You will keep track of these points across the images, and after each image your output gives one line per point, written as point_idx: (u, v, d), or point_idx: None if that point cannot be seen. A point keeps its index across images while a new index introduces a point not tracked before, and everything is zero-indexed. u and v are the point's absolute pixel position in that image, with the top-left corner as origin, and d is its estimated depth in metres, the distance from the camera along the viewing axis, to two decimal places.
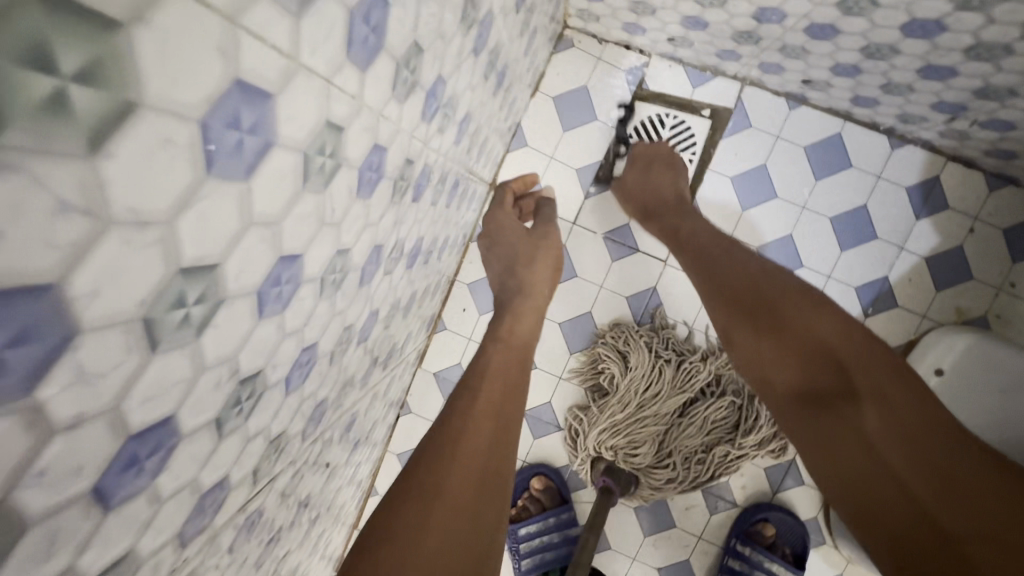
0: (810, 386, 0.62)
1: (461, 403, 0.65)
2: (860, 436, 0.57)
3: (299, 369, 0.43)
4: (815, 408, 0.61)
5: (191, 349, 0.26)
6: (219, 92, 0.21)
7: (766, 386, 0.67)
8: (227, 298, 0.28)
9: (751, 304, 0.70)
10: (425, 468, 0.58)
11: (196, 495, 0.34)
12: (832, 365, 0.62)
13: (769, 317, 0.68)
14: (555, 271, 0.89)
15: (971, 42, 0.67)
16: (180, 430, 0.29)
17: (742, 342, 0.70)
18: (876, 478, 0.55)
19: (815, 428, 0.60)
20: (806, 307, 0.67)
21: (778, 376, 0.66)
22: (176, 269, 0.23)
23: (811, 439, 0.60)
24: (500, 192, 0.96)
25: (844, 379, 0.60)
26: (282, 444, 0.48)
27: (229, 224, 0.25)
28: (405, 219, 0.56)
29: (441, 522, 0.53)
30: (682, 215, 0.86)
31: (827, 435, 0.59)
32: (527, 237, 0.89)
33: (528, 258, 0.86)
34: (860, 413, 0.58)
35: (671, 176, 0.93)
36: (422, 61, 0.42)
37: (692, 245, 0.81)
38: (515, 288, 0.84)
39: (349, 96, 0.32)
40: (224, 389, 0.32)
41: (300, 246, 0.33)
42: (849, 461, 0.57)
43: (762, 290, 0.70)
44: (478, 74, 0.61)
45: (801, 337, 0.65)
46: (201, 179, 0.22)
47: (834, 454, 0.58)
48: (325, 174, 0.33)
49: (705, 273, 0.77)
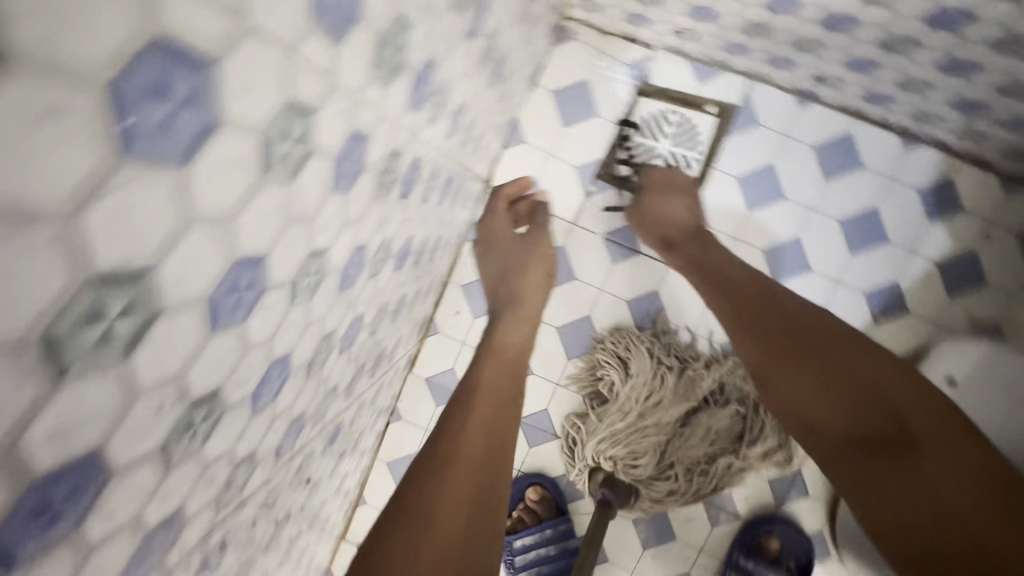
0: (860, 432, 0.60)
1: (452, 419, 0.61)
2: (928, 492, 0.54)
3: (268, 384, 0.38)
4: (867, 456, 0.58)
5: (117, 372, 0.22)
6: (131, 51, 0.17)
7: (806, 429, 0.64)
8: (166, 311, 0.23)
9: (784, 339, 0.68)
10: (414, 492, 0.54)
11: (139, 532, 0.30)
12: (883, 411, 0.60)
13: (808, 353, 0.66)
14: (549, 281, 0.83)
15: (1000, 34, 0.63)
16: (110, 465, 0.24)
17: (774, 378, 0.67)
18: (938, 526, 0.52)
19: (867, 480, 0.57)
20: (831, 338, 0.67)
21: (822, 419, 0.63)
22: (89, 276, 0.18)
23: (851, 481, 0.59)
24: (493, 197, 0.91)
25: (898, 426, 0.58)
26: (253, 465, 0.43)
27: (159, 220, 0.20)
28: (392, 218, 0.51)
29: (430, 549, 0.50)
30: (705, 242, 0.83)
31: (886, 486, 0.56)
32: (518, 243, 0.85)
33: (520, 265, 0.82)
34: (917, 460, 0.56)
35: (686, 203, 0.88)
36: (409, 39, 0.37)
37: (719, 272, 0.78)
38: (507, 295, 0.79)
39: (318, 73, 0.27)
40: (170, 415, 0.27)
41: (263, 246, 0.29)
42: (911, 509, 0.54)
43: (793, 326, 0.69)
44: (474, 61, 0.56)
45: (834, 365, 0.64)
46: (114, 161, 0.17)
47: (899, 508, 0.54)
48: (292, 163, 0.28)
49: (742, 321, 0.73)
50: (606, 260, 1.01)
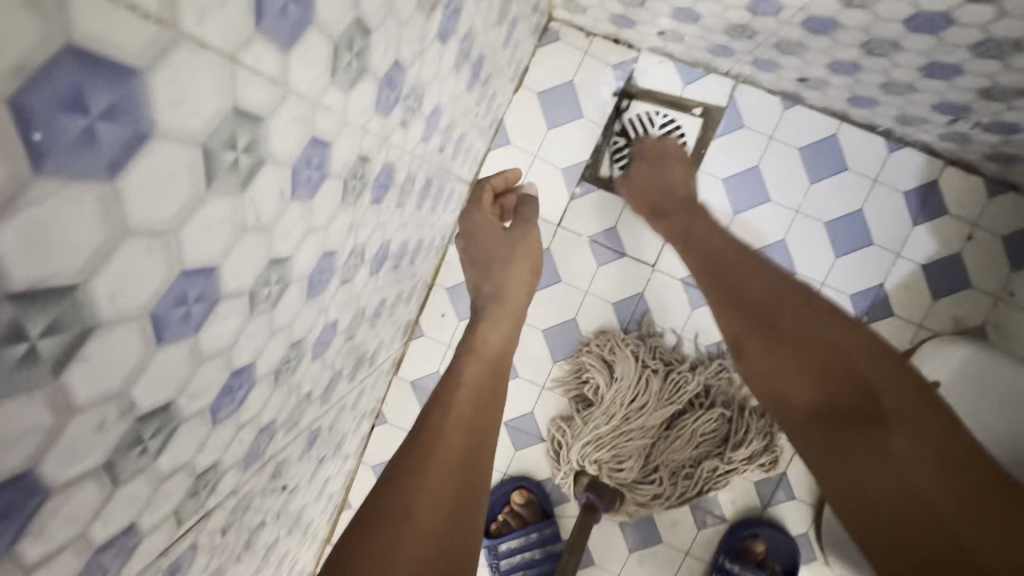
0: (833, 406, 0.61)
1: (431, 421, 0.60)
2: (889, 462, 0.55)
3: (229, 395, 0.37)
4: (838, 429, 0.59)
5: (46, 392, 0.21)
6: (37, 63, 0.16)
7: (778, 400, 0.65)
8: (101, 327, 0.22)
9: (766, 311, 0.68)
10: (389, 495, 0.53)
11: (87, 551, 0.29)
12: (857, 386, 0.60)
13: (790, 327, 0.66)
14: (535, 277, 0.81)
15: (979, 38, 0.62)
16: (44, 486, 0.23)
17: (753, 348, 0.68)
18: (897, 497, 0.54)
19: (834, 451, 0.59)
20: (815, 313, 0.67)
21: (796, 393, 0.64)
22: (3, 295, 0.18)
23: (821, 451, 0.60)
24: (478, 189, 0.86)
25: (869, 402, 0.59)
26: (217, 476, 0.42)
27: (85, 234, 0.20)
28: (364, 223, 0.50)
29: (407, 551, 0.49)
30: (692, 214, 0.82)
31: (853, 458, 0.57)
32: (503, 238, 0.80)
33: (505, 261, 0.79)
34: (885, 436, 0.57)
35: (682, 172, 0.87)
36: (371, 43, 0.36)
37: (705, 244, 0.77)
38: (490, 293, 0.77)
39: (265, 79, 0.27)
40: (113, 432, 0.26)
41: (213, 257, 0.28)
42: (874, 483, 0.56)
43: (776, 299, 0.69)
44: (449, 64, 0.55)
45: (814, 339, 0.65)
46: (24, 176, 0.17)
47: (862, 479, 0.56)
48: (240, 173, 0.28)
49: (727, 290, 0.72)
50: (592, 263, 1.01)
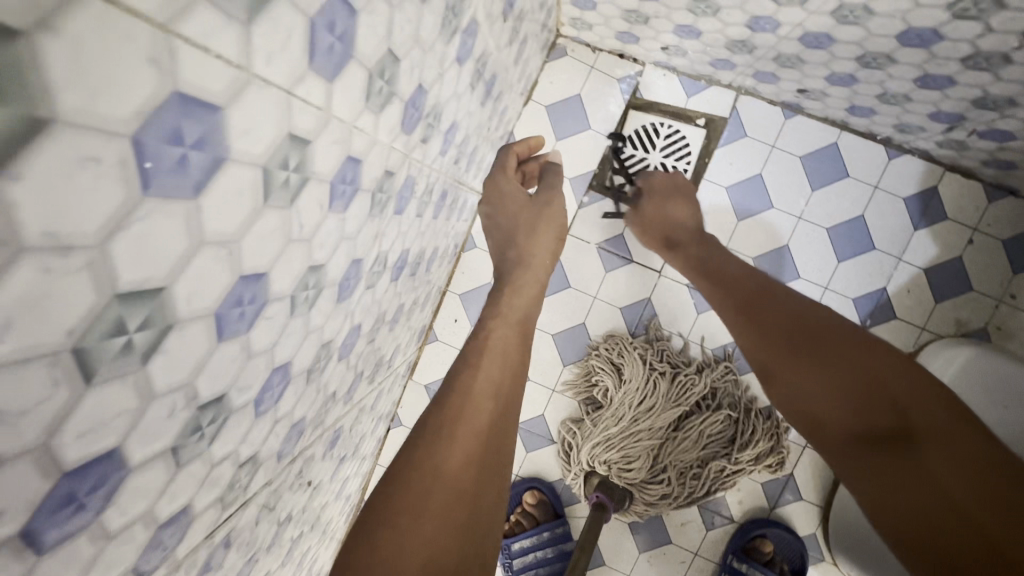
0: (862, 424, 0.60)
1: (462, 379, 0.65)
2: (924, 473, 0.54)
3: (270, 390, 0.41)
4: (873, 449, 0.58)
5: (135, 378, 0.25)
6: (153, 106, 0.19)
7: (811, 422, 0.66)
8: (178, 324, 0.26)
9: (785, 333, 0.70)
10: (422, 452, 0.58)
11: (151, 527, 0.32)
12: (886, 403, 0.60)
13: (813, 350, 0.67)
14: (558, 243, 0.87)
15: (969, 51, 0.65)
16: (127, 463, 0.27)
17: (779, 373, 0.69)
18: (934, 508, 0.52)
19: (873, 469, 0.58)
20: (837, 332, 0.67)
21: (831, 417, 0.63)
22: (112, 294, 0.21)
23: (861, 473, 0.59)
24: (504, 153, 0.90)
25: (900, 417, 0.58)
26: (255, 466, 0.45)
27: (175, 244, 0.24)
28: (387, 233, 0.54)
29: (437, 505, 0.54)
30: (705, 245, 0.85)
31: (890, 474, 0.56)
32: (528, 204, 0.84)
33: (529, 227, 0.83)
34: (919, 447, 0.56)
35: (689, 212, 0.90)
36: (399, 71, 0.40)
37: (719, 274, 0.80)
38: (513, 258, 0.81)
39: (314, 108, 0.30)
40: (180, 417, 0.30)
41: (265, 264, 0.32)
42: (917, 499, 0.53)
43: (794, 323, 0.70)
44: (464, 84, 0.59)
45: (837, 357, 0.65)
46: (136, 198, 0.20)
47: (899, 494, 0.55)
48: (290, 189, 0.31)
49: (743, 317, 0.75)
50: (599, 269, 1.04)
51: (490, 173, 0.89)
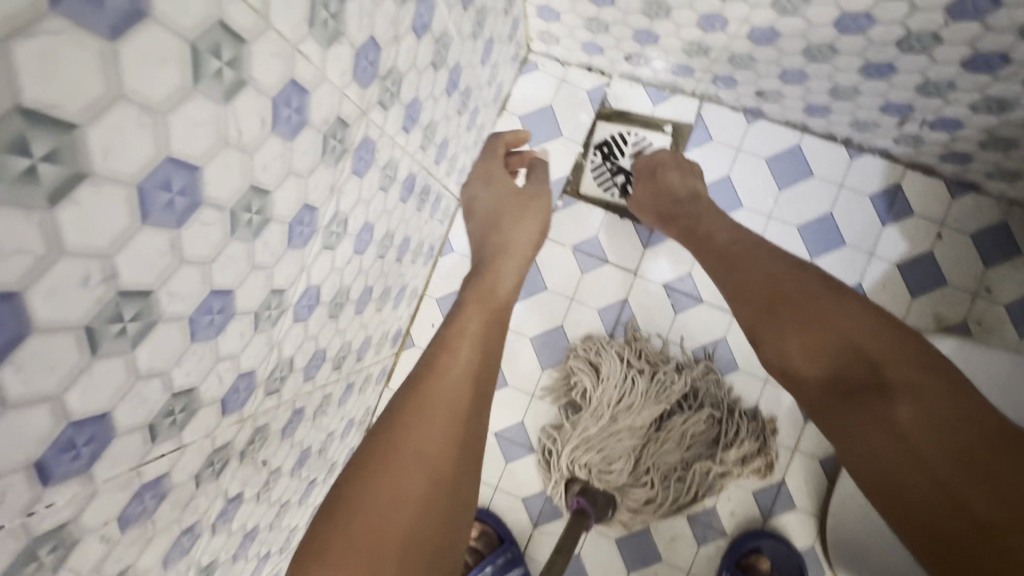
0: (840, 381, 0.58)
1: (416, 379, 0.60)
2: (894, 429, 0.52)
3: (209, 316, 0.41)
4: (852, 404, 0.57)
5: (42, 219, 0.25)
6: None
7: (787, 374, 0.64)
8: (91, 175, 0.27)
9: (767, 291, 0.67)
10: (366, 459, 0.54)
11: (61, 418, 0.31)
12: (857, 357, 0.58)
13: (794, 312, 0.63)
14: (542, 236, 0.85)
15: (902, 33, 0.70)
16: (29, 319, 0.27)
17: (763, 329, 0.66)
18: (908, 469, 0.50)
19: (846, 421, 0.56)
20: (825, 293, 0.63)
21: (805, 371, 0.62)
22: (15, 105, 0.22)
23: (837, 426, 0.57)
24: (493, 141, 0.92)
25: (873, 371, 0.56)
26: (195, 406, 0.44)
27: (88, 82, 0.25)
28: (345, 191, 0.55)
29: (385, 506, 0.51)
30: (703, 211, 0.82)
31: (862, 431, 0.55)
32: (517, 194, 0.85)
33: (514, 215, 0.83)
34: (889, 404, 0.54)
35: (679, 175, 0.89)
36: (344, 10, 0.43)
37: (707, 239, 0.78)
38: (499, 243, 0.79)
39: (248, 7, 0.32)
40: (95, 292, 0.30)
41: (197, 157, 0.33)
42: (889, 455, 0.52)
43: (778, 283, 0.66)
44: (425, 59, 0.62)
45: (818, 317, 0.62)
46: (43, 9, 0.22)
47: (871, 450, 0.53)
48: (224, 84, 0.33)
49: (731, 274, 0.72)
50: (575, 270, 1.04)
51: (481, 161, 0.92)
